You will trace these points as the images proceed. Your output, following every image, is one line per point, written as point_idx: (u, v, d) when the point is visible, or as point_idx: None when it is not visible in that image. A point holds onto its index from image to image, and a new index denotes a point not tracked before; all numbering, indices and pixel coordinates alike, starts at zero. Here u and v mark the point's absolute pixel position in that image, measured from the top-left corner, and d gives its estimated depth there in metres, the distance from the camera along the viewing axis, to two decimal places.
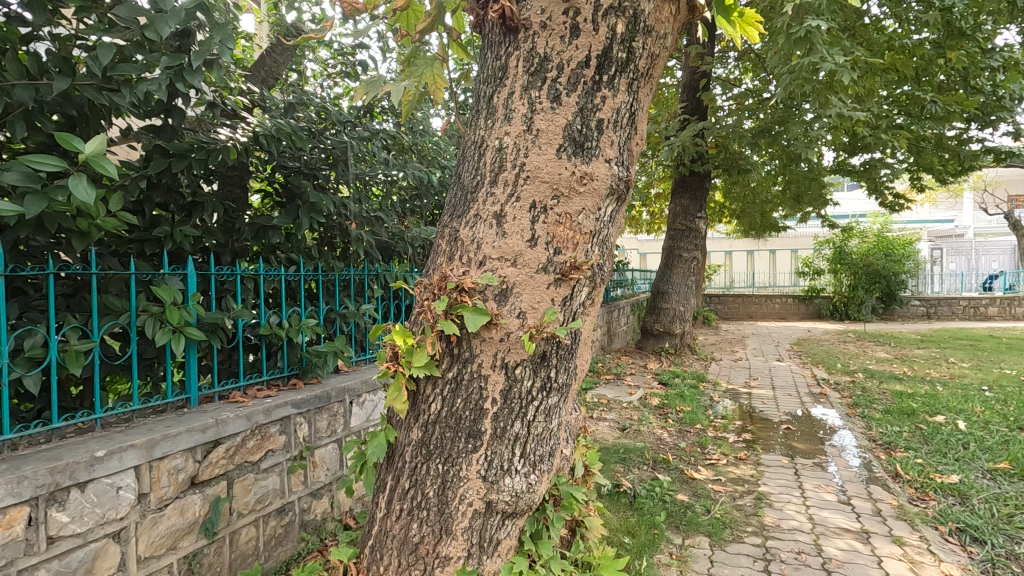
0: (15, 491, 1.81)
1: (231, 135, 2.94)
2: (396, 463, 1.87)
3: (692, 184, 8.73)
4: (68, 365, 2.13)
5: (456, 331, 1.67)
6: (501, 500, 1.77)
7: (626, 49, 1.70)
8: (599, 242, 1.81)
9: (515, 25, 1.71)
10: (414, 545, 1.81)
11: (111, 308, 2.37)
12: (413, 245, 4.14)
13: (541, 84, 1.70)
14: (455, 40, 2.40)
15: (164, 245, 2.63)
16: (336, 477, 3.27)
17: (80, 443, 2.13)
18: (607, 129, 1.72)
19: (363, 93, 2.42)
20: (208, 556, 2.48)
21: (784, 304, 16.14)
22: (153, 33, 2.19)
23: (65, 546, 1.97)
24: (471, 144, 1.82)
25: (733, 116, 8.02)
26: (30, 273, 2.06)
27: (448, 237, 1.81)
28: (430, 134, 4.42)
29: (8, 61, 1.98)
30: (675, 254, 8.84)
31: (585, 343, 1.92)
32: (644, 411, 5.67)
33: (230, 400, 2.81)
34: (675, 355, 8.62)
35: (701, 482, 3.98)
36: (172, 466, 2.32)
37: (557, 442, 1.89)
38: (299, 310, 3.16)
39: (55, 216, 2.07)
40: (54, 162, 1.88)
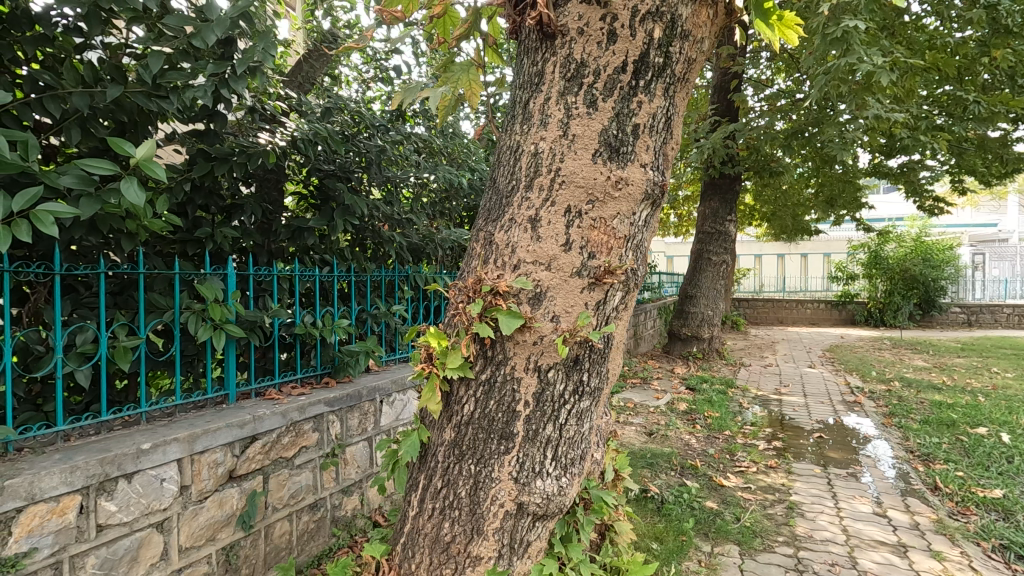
0: (68, 480, 1.89)
1: (270, 139, 3.02)
2: (429, 463, 1.90)
3: (722, 187, 8.62)
4: (117, 360, 2.22)
5: (491, 333, 1.69)
6: (533, 502, 1.78)
7: (663, 54, 1.70)
8: (634, 246, 1.81)
9: (552, 32, 1.73)
10: (445, 544, 1.83)
11: (155, 306, 2.46)
12: (442, 247, 4.19)
13: (577, 90, 1.71)
14: (490, 45, 2.42)
15: (205, 246, 2.72)
16: (367, 475, 3.32)
17: (127, 436, 2.22)
18: (643, 134, 1.72)
19: (400, 99, 2.47)
20: (245, 548, 2.56)
21: (816, 309, 15.77)
22: (200, 42, 2.27)
23: (112, 534, 2.05)
24: (507, 149, 1.84)
25: (765, 117, 7.89)
26: (83, 272, 2.16)
27: (483, 241, 1.84)
28: (460, 137, 4.47)
29: (65, 70, 2.08)
30: (704, 257, 8.69)
31: (618, 347, 1.92)
32: (672, 416, 5.61)
33: (266, 397, 2.89)
34: (703, 359, 8.50)
35: (729, 490, 3.92)
36: (212, 461, 2.39)
37: (588, 446, 1.90)
38: (332, 310, 3.23)
39: (107, 218, 2.16)
40: (107, 165, 1.96)
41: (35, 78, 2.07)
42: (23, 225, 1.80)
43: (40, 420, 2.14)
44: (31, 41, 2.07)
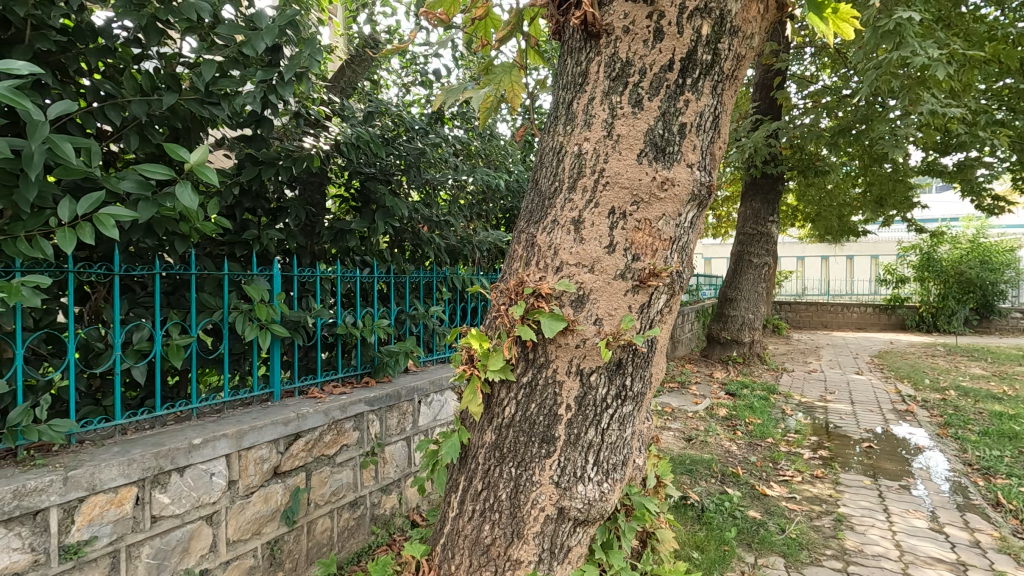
0: (126, 472, 1.98)
1: (314, 143, 3.09)
2: (469, 464, 1.90)
3: (764, 187, 8.36)
4: (170, 357, 2.31)
5: (533, 336, 1.68)
6: (574, 507, 1.76)
7: (711, 51, 1.66)
8: (679, 248, 1.77)
9: (597, 31, 1.71)
10: (485, 546, 1.82)
11: (205, 306, 2.54)
12: (480, 248, 4.21)
13: (622, 89, 1.69)
14: (532, 46, 2.42)
15: (253, 248, 2.80)
16: (405, 474, 3.36)
17: (179, 431, 2.30)
18: (689, 133, 1.68)
19: (443, 102, 2.48)
20: (288, 543, 2.62)
21: (862, 313, 15.15)
22: (250, 49, 2.33)
23: (165, 525, 2.13)
24: (549, 150, 1.83)
25: (809, 115, 7.65)
26: (140, 272, 2.25)
27: (525, 243, 1.82)
28: (498, 139, 4.47)
29: (125, 79, 2.17)
30: (744, 259, 8.44)
31: (661, 352, 1.88)
32: (711, 422, 5.48)
33: (309, 396, 2.96)
34: (743, 364, 8.27)
35: (773, 499, 3.80)
36: (258, 456, 2.46)
37: (630, 451, 1.87)
38: (372, 311, 3.28)
39: (162, 221, 2.25)
40: (163, 170, 2.04)
41: (97, 88, 2.17)
42: (87, 227, 1.89)
43: (99, 414, 2.23)
44: (94, 53, 2.16)
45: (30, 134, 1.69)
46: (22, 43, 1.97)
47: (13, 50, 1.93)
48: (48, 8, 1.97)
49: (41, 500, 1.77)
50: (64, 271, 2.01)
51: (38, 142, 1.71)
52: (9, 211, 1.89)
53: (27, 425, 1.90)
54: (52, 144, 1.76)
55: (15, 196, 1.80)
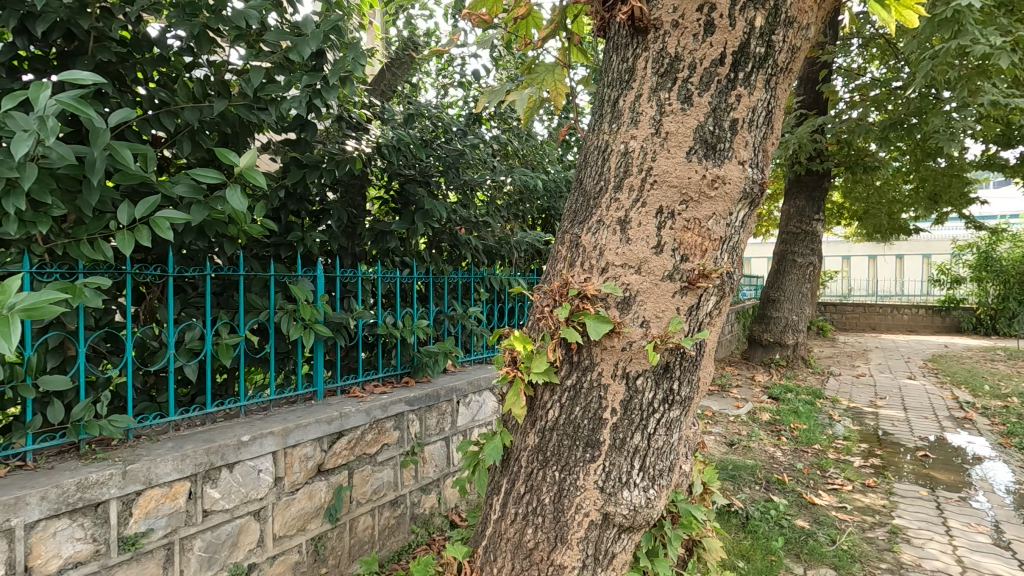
0: (179, 467, 2.04)
1: (356, 146, 3.14)
2: (512, 467, 1.88)
3: (809, 184, 8.05)
4: (220, 356, 2.38)
5: (578, 338, 1.66)
6: (619, 514, 1.73)
7: (765, 44, 1.60)
8: (730, 248, 1.72)
9: (644, 26, 1.67)
10: (528, 550, 1.80)
11: (253, 306, 2.61)
12: (517, 249, 4.20)
13: (671, 85, 1.64)
14: (575, 43, 2.40)
15: (297, 249, 2.86)
16: (444, 474, 3.38)
17: (228, 428, 2.36)
18: (741, 129, 1.63)
19: (484, 102, 2.48)
20: (332, 540, 2.66)
21: (914, 315, 14.49)
22: (296, 55, 2.37)
23: (216, 520, 2.19)
24: (594, 149, 1.80)
25: (857, 109, 7.35)
26: (191, 273, 2.32)
27: (569, 243, 1.80)
28: (535, 138, 4.45)
29: (178, 87, 2.25)
30: (788, 258, 8.16)
31: (710, 355, 1.82)
32: (754, 427, 5.32)
33: (351, 395, 3.00)
34: (787, 367, 8.00)
35: (822, 509, 3.66)
36: (303, 454, 2.51)
37: (677, 457, 1.82)
38: (412, 311, 3.31)
39: (213, 224, 2.31)
40: (214, 174, 2.09)
41: (153, 96, 2.25)
42: (144, 230, 1.98)
43: (154, 410, 2.31)
44: (150, 62, 2.24)
45: (92, 141, 1.76)
46: (85, 54, 2.06)
47: (77, 61, 2.03)
48: (109, 21, 2.05)
49: (102, 492, 1.84)
50: (123, 272, 2.09)
51: (100, 148, 1.78)
52: (73, 215, 1.97)
53: (89, 420, 1.98)
54: (113, 151, 1.83)
55: (79, 201, 1.88)
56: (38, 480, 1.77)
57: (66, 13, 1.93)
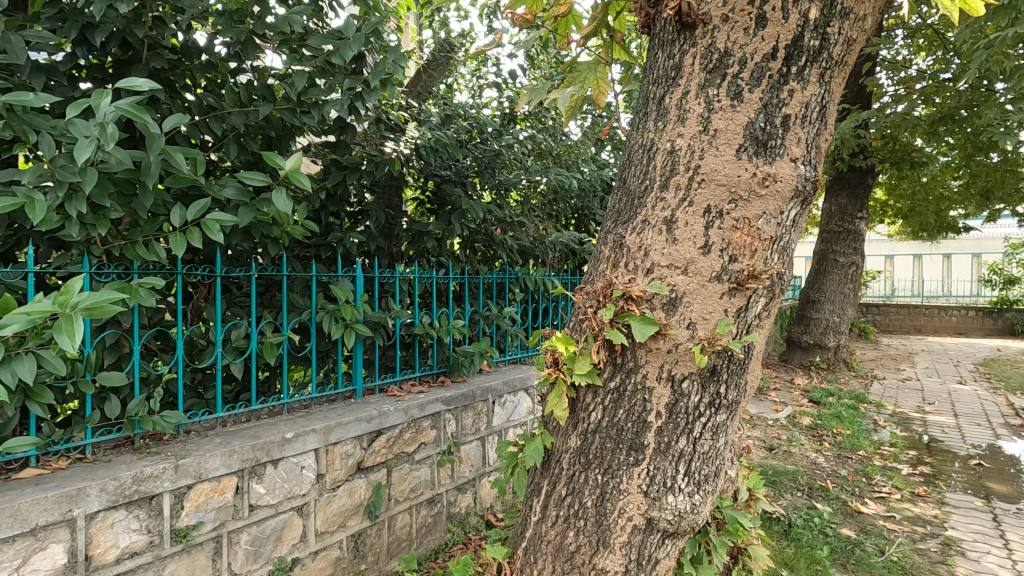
0: (228, 462, 2.10)
1: (394, 147, 3.17)
2: (553, 469, 1.87)
3: (852, 181, 7.78)
4: (265, 355, 2.44)
5: (623, 340, 1.63)
6: (663, 519, 1.70)
7: (820, 36, 1.55)
8: (781, 248, 1.67)
9: (692, 21, 1.63)
10: (570, 553, 1.79)
11: (295, 306, 2.66)
12: (552, 249, 4.18)
13: (720, 82, 1.60)
14: (617, 39, 2.40)
15: (337, 249, 2.91)
16: (480, 473, 3.38)
17: (272, 425, 2.42)
18: (794, 126, 1.58)
19: (523, 102, 2.48)
20: (371, 537, 2.70)
21: (963, 317, 13.86)
22: (339, 58, 2.40)
23: (262, 514, 2.25)
24: (639, 148, 1.77)
25: (904, 103, 7.07)
26: (237, 274, 2.38)
27: (613, 243, 1.77)
28: (570, 137, 4.42)
29: (226, 92, 2.31)
30: (828, 258, 7.91)
31: (758, 358, 1.77)
32: (795, 431, 5.17)
33: (388, 394, 3.04)
34: (828, 370, 7.71)
35: (869, 518, 3.53)
36: (343, 452, 2.55)
37: (723, 462, 1.78)
38: (448, 311, 3.33)
39: (259, 225, 2.36)
40: (262, 177, 2.15)
41: (202, 102, 2.31)
42: (195, 232, 2.04)
43: (202, 406, 2.38)
44: (199, 68, 2.30)
45: (149, 146, 1.83)
46: (140, 62, 2.14)
47: (132, 69, 2.10)
48: (162, 29, 2.12)
49: (155, 485, 1.91)
50: (175, 273, 2.16)
51: (156, 153, 1.85)
52: (128, 218, 2.04)
53: (143, 415, 2.05)
54: (167, 156, 1.89)
55: (135, 204, 1.95)
56: (98, 472, 1.84)
57: (123, 23, 2.00)
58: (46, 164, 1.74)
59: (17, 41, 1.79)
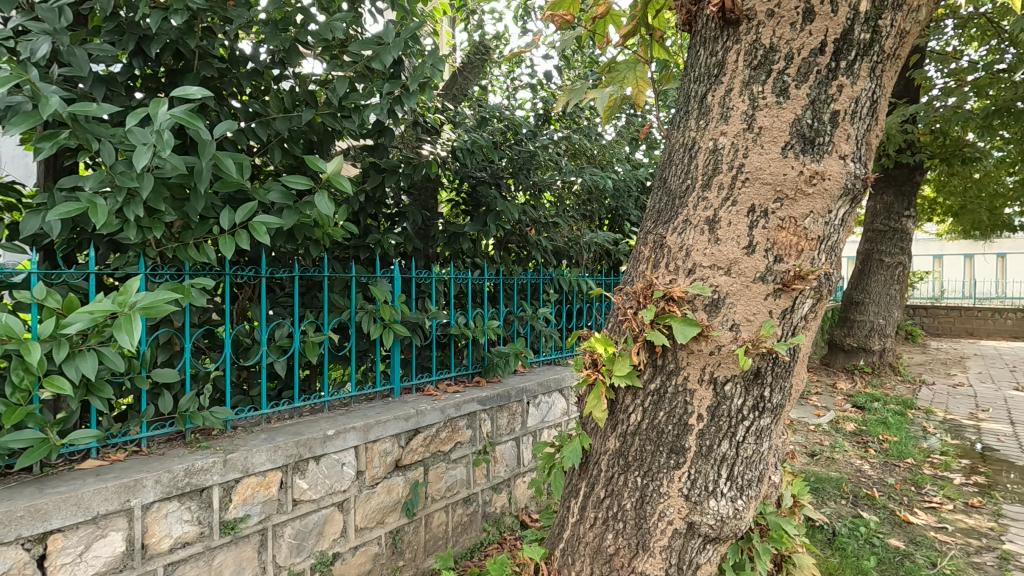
0: (273, 457, 2.17)
1: (431, 150, 3.21)
2: (591, 471, 1.86)
3: (900, 177, 7.47)
4: (307, 354, 2.50)
5: (664, 342, 1.61)
6: (705, 523, 1.67)
7: (870, 29, 1.51)
8: (828, 248, 1.62)
9: (736, 17, 1.60)
10: (608, 555, 1.77)
11: (335, 306, 2.72)
12: (587, 250, 4.16)
13: (765, 78, 1.57)
14: (656, 38, 2.39)
15: (375, 251, 2.96)
16: (515, 474, 3.39)
17: (314, 422, 2.48)
18: (843, 122, 1.54)
19: (562, 103, 2.50)
20: (408, 534, 2.74)
21: (1019, 320, 13.15)
22: (378, 63, 2.44)
23: (305, 509, 2.31)
24: (680, 147, 1.74)
25: (954, 96, 6.77)
26: (280, 275, 2.45)
27: (653, 244, 1.75)
28: (604, 137, 4.39)
29: (271, 99, 2.38)
30: (873, 258, 7.62)
31: (804, 361, 1.73)
32: (838, 438, 5.00)
33: (425, 393, 3.08)
34: (873, 374, 7.41)
35: (919, 529, 3.40)
36: (382, 449, 2.59)
37: (767, 467, 1.74)
38: (483, 312, 3.35)
39: (302, 227, 2.42)
40: (306, 181, 2.21)
41: (247, 108, 2.39)
42: (243, 234, 2.11)
43: (247, 403, 2.46)
44: (246, 76, 2.38)
45: (200, 152, 1.90)
46: (191, 71, 2.22)
47: (184, 78, 2.18)
48: (211, 40, 2.20)
49: (205, 478, 1.98)
50: (223, 274, 2.24)
51: (207, 158, 1.92)
52: (179, 221, 2.12)
53: (193, 411, 2.13)
54: (218, 161, 1.96)
55: (187, 208, 2.03)
56: (152, 464, 1.93)
57: (176, 34, 2.08)
58: (106, 170, 1.83)
59: (81, 54, 1.89)
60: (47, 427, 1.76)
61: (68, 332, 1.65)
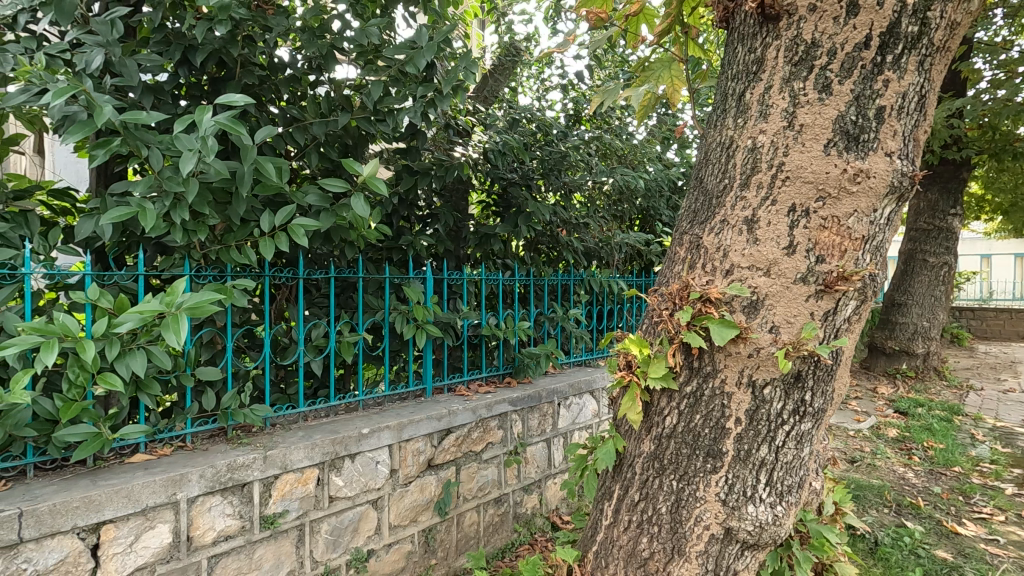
0: (310, 454, 2.22)
1: (463, 152, 3.23)
2: (625, 473, 1.84)
3: (944, 175, 7.23)
4: (343, 353, 2.55)
5: (701, 343, 1.58)
6: (743, 529, 1.64)
7: (919, 21, 1.46)
8: (873, 248, 1.57)
9: (776, 13, 1.57)
10: (643, 559, 1.76)
11: (369, 306, 2.77)
12: (618, 250, 4.12)
13: (806, 74, 1.54)
14: (691, 35, 2.37)
15: (407, 252, 3.00)
16: (545, 475, 3.39)
17: (350, 421, 2.53)
18: (889, 118, 1.49)
19: (596, 103, 2.49)
20: (441, 533, 2.76)
21: None
22: (412, 67, 2.47)
23: (340, 506, 2.35)
24: (717, 146, 1.72)
25: (1004, 88, 6.47)
26: (317, 276, 2.51)
27: (689, 245, 1.73)
28: (636, 137, 4.35)
29: (308, 104, 2.43)
30: (916, 258, 7.34)
31: (846, 365, 1.68)
32: (879, 444, 4.84)
33: (457, 393, 3.10)
34: (917, 379, 7.13)
35: (967, 540, 3.26)
36: (415, 448, 2.62)
37: (807, 473, 1.69)
38: (513, 313, 3.36)
39: (338, 230, 2.47)
40: (342, 184, 2.25)
41: (286, 113, 2.45)
42: (282, 236, 2.16)
43: (286, 401, 2.52)
44: (284, 83, 2.44)
45: (243, 157, 1.96)
46: (233, 79, 2.29)
47: (227, 86, 2.26)
48: (252, 48, 2.27)
49: (247, 474, 2.04)
50: (263, 275, 2.30)
51: (249, 163, 1.98)
52: (222, 224, 2.19)
53: (235, 408, 2.20)
54: (259, 165, 2.02)
55: (229, 211, 2.09)
56: (197, 459, 2.00)
57: (220, 43, 2.15)
58: (154, 175, 1.91)
59: (131, 65, 1.97)
60: (100, 422, 1.84)
61: (119, 331, 1.72)
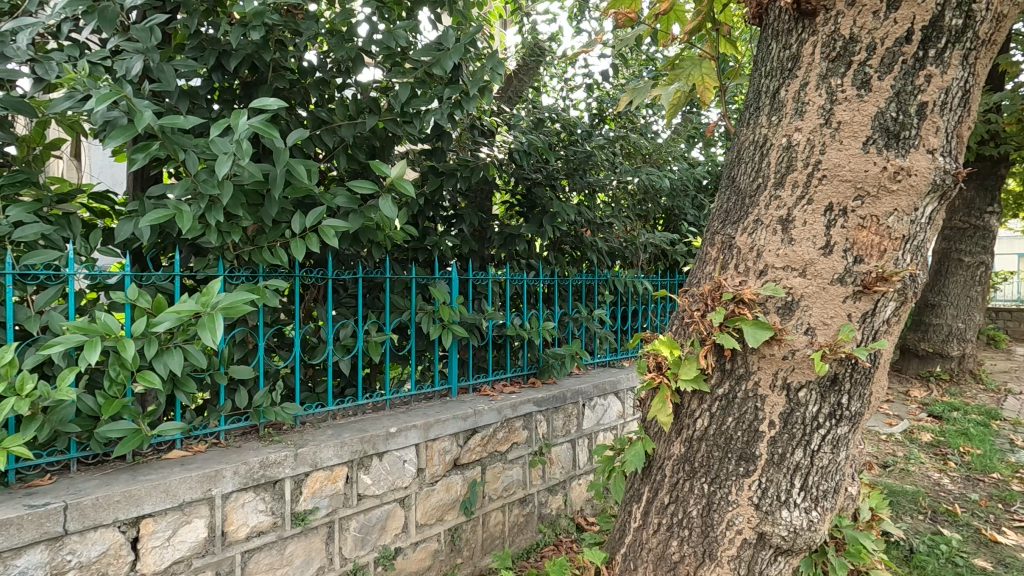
0: (339, 452, 2.25)
1: (488, 152, 3.24)
2: (654, 476, 1.83)
3: (981, 172, 7.01)
4: (371, 352, 2.59)
5: (735, 345, 1.55)
6: (776, 535, 1.61)
7: (963, 14, 1.42)
8: (914, 248, 1.53)
9: (812, 8, 1.54)
10: (673, 562, 1.74)
11: (396, 306, 2.79)
12: (642, 250, 4.09)
13: (844, 71, 1.51)
14: (723, 33, 2.35)
15: (433, 253, 3.01)
16: (570, 476, 3.38)
17: (377, 419, 2.55)
18: (931, 114, 1.45)
19: (624, 102, 2.46)
20: (466, 532, 2.77)
21: None
22: (439, 68, 2.48)
23: (369, 504, 2.38)
24: (750, 145, 1.69)
25: None
26: (345, 276, 2.54)
27: (721, 244, 1.71)
28: (661, 135, 4.31)
29: (337, 107, 2.46)
30: (951, 257, 7.13)
31: (885, 367, 1.64)
32: (913, 449, 4.71)
33: (482, 393, 3.12)
34: (951, 382, 6.92)
35: (1008, 549, 3.15)
36: (441, 448, 2.64)
37: (843, 478, 1.66)
38: (538, 313, 3.36)
39: (366, 230, 2.50)
40: (370, 185, 2.27)
41: (316, 116, 2.48)
42: (313, 237, 2.19)
43: (315, 400, 2.56)
44: (314, 86, 2.48)
45: (275, 159, 1.99)
46: (265, 83, 2.34)
47: (259, 90, 2.30)
48: (284, 52, 2.30)
49: (279, 471, 2.08)
50: (293, 276, 2.34)
51: (281, 165, 2.01)
52: (255, 225, 2.23)
53: (267, 406, 2.24)
54: (291, 167, 2.05)
55: (262, 212, 2.13)
56: (231, 456, 2.04)
57: (252, 48, 2.19)
58: (191, 178, 1.95)
59: (168, 70, 2.02)
60: (139, 419, 1.88)
61: (158, 330, 1.76)
